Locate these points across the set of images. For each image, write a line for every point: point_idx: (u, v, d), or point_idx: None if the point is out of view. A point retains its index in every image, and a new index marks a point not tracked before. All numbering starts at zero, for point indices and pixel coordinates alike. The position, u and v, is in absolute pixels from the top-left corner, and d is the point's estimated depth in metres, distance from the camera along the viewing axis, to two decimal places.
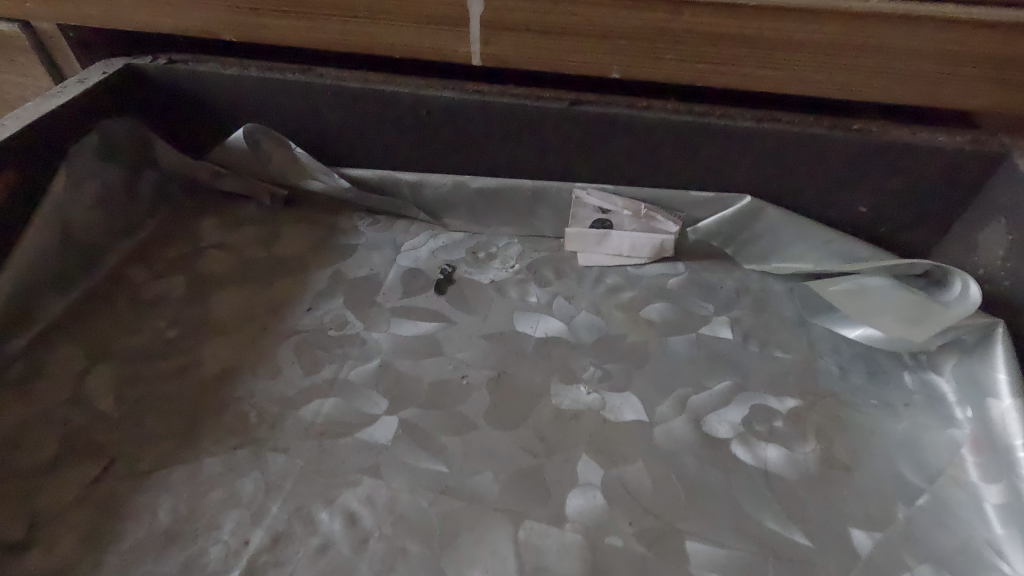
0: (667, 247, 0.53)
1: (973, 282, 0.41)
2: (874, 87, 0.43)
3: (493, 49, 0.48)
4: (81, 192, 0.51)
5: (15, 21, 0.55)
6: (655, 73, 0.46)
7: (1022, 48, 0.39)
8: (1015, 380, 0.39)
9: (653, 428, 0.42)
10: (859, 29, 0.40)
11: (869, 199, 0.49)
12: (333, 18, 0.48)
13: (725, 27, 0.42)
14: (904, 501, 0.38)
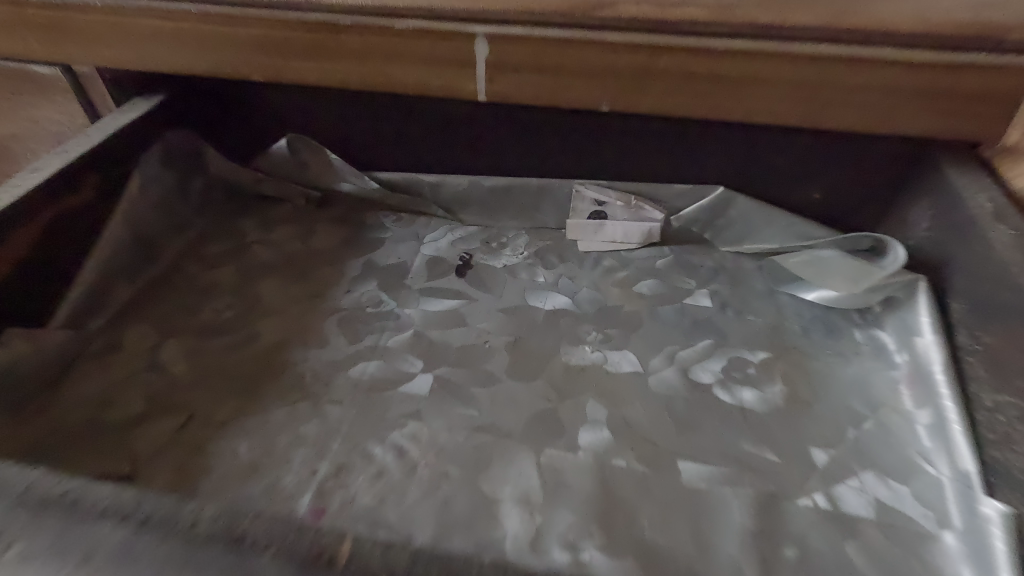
0: (655, 233, 0.62)
1: (900, 246, 0.50)
2: (835, 118, 0.48)
3: (496, 86, 0.54)
4: (147, 193, 0.58)
5: (56, 66, 0.62)
6: (641, 105, 0.51)
7: (963, 82, 0.44)
8: (933, 319, 0.47)
9: (647, 377, 0.51)
10: (816, 69, 0.46)
11: (823, 186, 0.58)
12: (350, 60, 0.54)
13: (698, 68, 0.48)
14: (853, 425, 0.46)
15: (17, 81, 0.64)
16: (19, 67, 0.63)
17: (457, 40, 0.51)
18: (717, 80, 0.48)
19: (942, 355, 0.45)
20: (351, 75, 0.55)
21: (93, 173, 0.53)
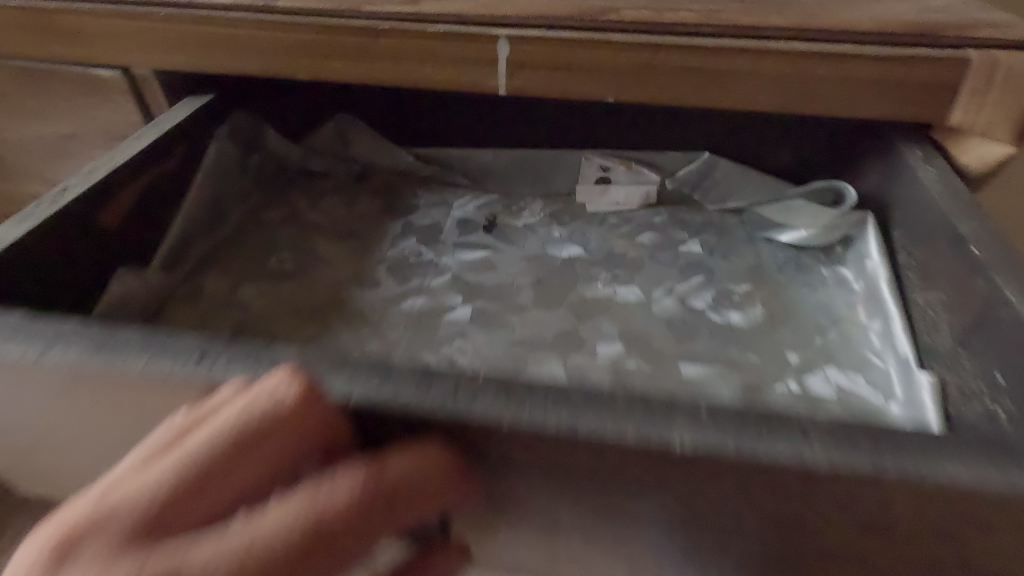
0: (651, 195, 0.72)
1: (851, 187, 0.62)
2: (815, 104, 0.54)
3: (514, 82, 0.59)
4: (217, 166, 0.67)
5: (116, 69, 0.65)
6: (643, 97, 0.57)
7: (922, 76, 0.51)
8: (880, 244, 0.58)
9: (650, 305, 0.61)
10: (796, 62, 0.52)
11: (793, 151, 0.68)
12: (385, 60, 0.59)
13: (694, 62, 0.54)
14: (820, 335, 0.57)
15: (78, 83, 0.67)
16: (81, 70, 0.65)
17: (482, 41, 0.57)
18: (703, 75, 0.54)
19: (887, 273, 0.56)
20: (380, 74, 0.60)
21: (179, 145, 0.62)
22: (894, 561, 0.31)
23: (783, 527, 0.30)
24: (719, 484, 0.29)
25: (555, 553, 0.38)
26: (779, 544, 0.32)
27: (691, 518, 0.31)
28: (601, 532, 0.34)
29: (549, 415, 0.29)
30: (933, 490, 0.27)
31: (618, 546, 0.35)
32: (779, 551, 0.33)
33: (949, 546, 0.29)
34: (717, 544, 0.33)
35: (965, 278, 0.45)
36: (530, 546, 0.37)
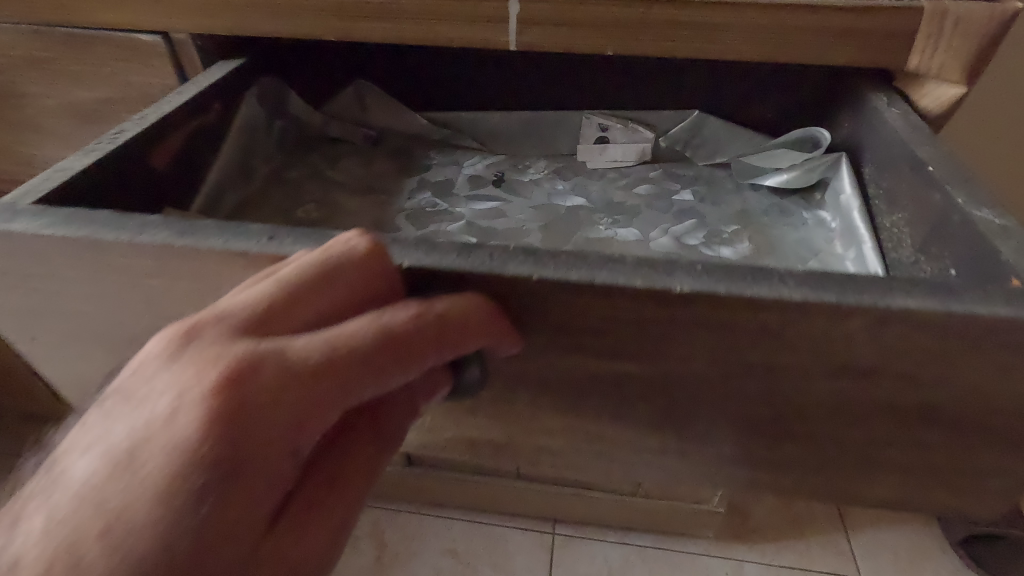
0: (646, 152, 0.79)
1: (824, 131, 0.69)
2: (789, 52, 0.62)
3: (524, 38, 0.66)
4: (248, 126, 0.73)
5: (157, 33, 0.71)
6: (639, 48, 0.64)
7: (880, 23, 0.59)
8: (851, 178, 0.64)
9: (648, 244, 0.67)
10: (773, 14, 0.60)
11: (775, 108, 0.75)
12: (406, 20, 0.66)
13: (683, 15, 0.61)
14: (801, 265, 0.63)
15: (120, 49, 0.72)
16: (125, 36, 0.71)
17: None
18: (688, 27, 0.61)
19: (858, 203, 0.62)
20: (402, 33, 0.67)
21: (217, 103, 0.67)
22: (855, 390, 0.38)
23: (755, 354, 0.37)
24: (708, 316, 0.35)
25: (567, 407, 0.45)
26: (754, 378, 0.39)
27: (684, 353, 0.38)
28: (602, 375, 0.41)
29: (568, 271, 0.35)
30: (882, 311, 0.33)
31: (618, 391, 0.42)
32: (757, 387, 0.39)
33: (897, 370, 0.36)
34: (703, 383, 0.40)
35: (921, 189, 0.52)
36: (547, 399, 0.44)
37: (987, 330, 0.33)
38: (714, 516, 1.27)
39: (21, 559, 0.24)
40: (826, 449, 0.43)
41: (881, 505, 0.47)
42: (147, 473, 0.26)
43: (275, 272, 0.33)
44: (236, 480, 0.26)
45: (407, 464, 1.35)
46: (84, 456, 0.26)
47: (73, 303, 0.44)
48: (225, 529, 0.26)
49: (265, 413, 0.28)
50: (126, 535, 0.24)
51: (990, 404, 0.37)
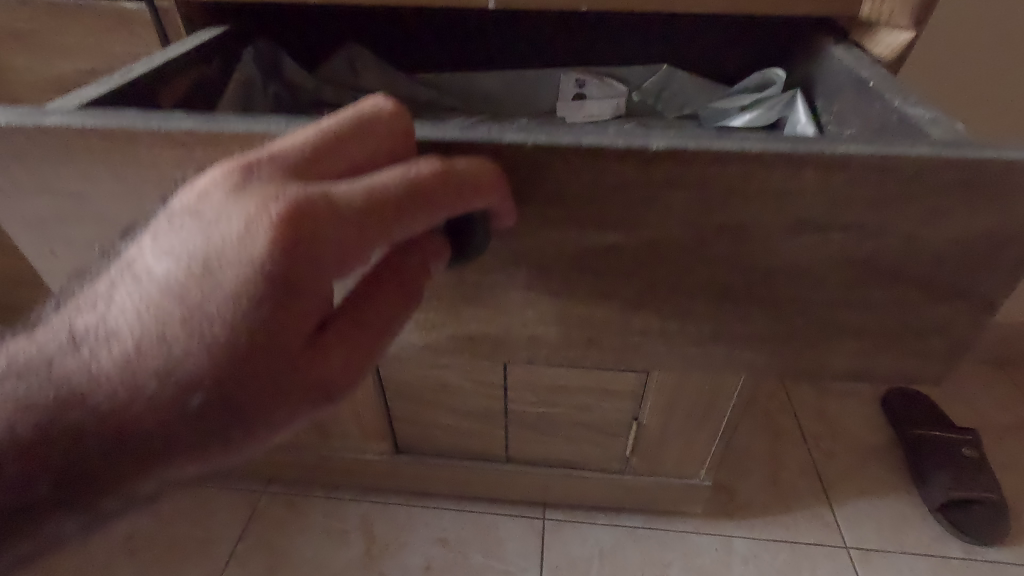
0: (621, 106, 0.85)
1: (778, 70, 0.76)
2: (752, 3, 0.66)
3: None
4: (247, 85, 0.75)
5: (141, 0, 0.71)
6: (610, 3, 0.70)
7: None
8: (806, 108, 0.69)
9: None
10: None
11: (735, 60, 0.83)
12: None
13: None
14: None
15: (107, 19, 0.74)
16: (112, 6, 0.74)
17: None
18: None
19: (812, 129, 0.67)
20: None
21: (212, 60, 0.71)
22: (810, 249, 0.43)
23: (723, 215, 0.42)
24: (684, 175, 0.40)
25: (560, 290, 0.49)
26: (726, 241, 0.44)
27: (663, 219, 0.43)
28: (590, 250, 0.46)
29: (562, 137, 0.40)
30: (831, 157, 0.39)
31: (607, 268, 0.47)
32: (728, 250, 0.44)
33: (846, 222, 0.42)
34: (681, 252, 0.45)
35: (864, 103, 0.58)
36: (541, 281, 0.49)
37: (917, 175, 0.39)
38: (700, 491, 1.31)
39: (137, 322, 0.33)
40: (792, 315, 0.48)
41: (843, 376, 0.53)
42: (221, 277, 0.32)
43: (318, 122, 0.36)
44: (287, 293, 0.32)
45: (398, 453, 1.37)
46: (169, 256, 0.33)
47: (98, 205, 0.48)
48: (280, 329, 0.33)
49: (311, 242, 0.32)
50: (206, 318, 0.32)
51: (928, 253, 0.42)
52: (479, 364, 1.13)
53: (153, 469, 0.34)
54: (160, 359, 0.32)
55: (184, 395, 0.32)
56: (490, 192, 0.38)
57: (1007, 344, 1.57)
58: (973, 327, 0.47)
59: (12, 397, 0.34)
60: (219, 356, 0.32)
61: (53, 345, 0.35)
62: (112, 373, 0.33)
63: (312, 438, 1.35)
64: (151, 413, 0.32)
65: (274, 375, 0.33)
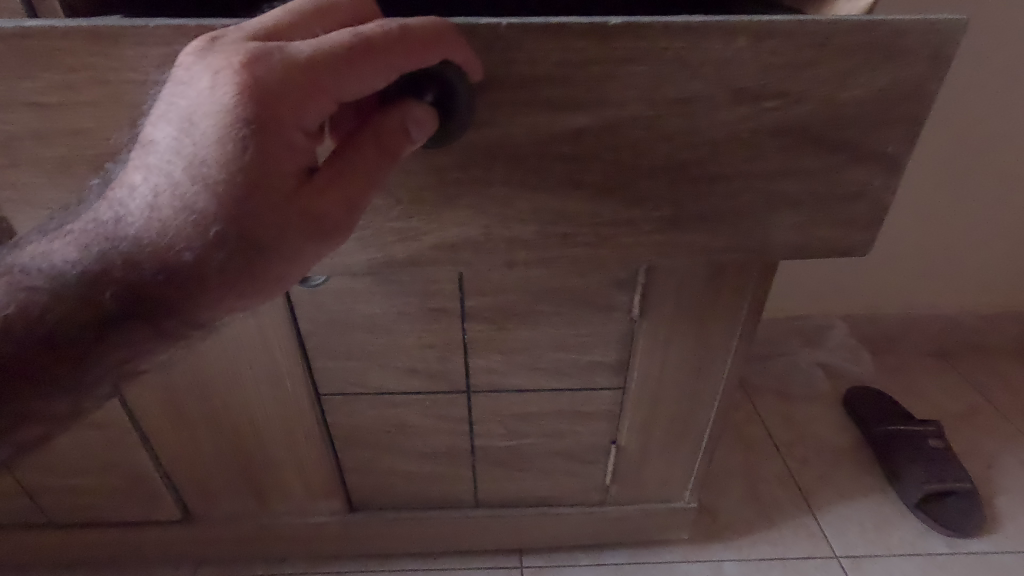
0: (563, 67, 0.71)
1: None
2: None
3: None
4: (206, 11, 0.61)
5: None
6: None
7: None
8: None
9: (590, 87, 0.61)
10: None
11: None
12: None
13: None
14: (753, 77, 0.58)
15: None
16: None
17: None
18: None
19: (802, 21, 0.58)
20: None
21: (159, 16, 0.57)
22: (750, 118, 0.50)
23: (674, 88, 0.48)
24: (639, 49, 0.46)
25: (534, 181, 0.52)
26: (678, 115, 0.49)
27: (621, 95, 0.48)
28: (561, 133, 0.50)
29: (530, 19, 0.46)
30: (758, 25, 0.46)
31: (578, 153, 0.51)
32: (680, 125, 0.50)
33: (776, 90, 0.48)
34: (641, 130, 0.50)
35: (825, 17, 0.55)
36: (516, 172, 0.51)
37: (823, 40, 0.46)
38: (685, 515, 1.26)
39: (155, 174, 0.42)
40: (736, 192, 0.53)
41: (794, 254, 0.57)
42: (203, 126, 0.41)
43: (280, 7, 0.45)
44: (266, 138, 0.41)
45: (352, 512, 1.25)
46: (169, 121, 0.42)
47: (73, 118, 0.47)
48: (267, 168, 0.41)
49: (277, 90, 0.41)
50: (203, 159, 0.41)
51: (844, 117, 0.50)
52: (442, 398, 1.07)
53: (198, 290, 0.44)
54: (175, 197, 0.42)
55: (202, 225, 0.42)
56: (437, 45, 0.44)
57: (948, 332, 1.64)
58: (886, 189, 0.54)
59: (84, 248, 0.44)
60: (219, 188, 0.41)
61: (98, 214, 0.44)
62: (142, 219, 0.42)
63: (252, 505, 1.21)
64: (181, 241, 0.42)
65: (269, 203, 0.42)
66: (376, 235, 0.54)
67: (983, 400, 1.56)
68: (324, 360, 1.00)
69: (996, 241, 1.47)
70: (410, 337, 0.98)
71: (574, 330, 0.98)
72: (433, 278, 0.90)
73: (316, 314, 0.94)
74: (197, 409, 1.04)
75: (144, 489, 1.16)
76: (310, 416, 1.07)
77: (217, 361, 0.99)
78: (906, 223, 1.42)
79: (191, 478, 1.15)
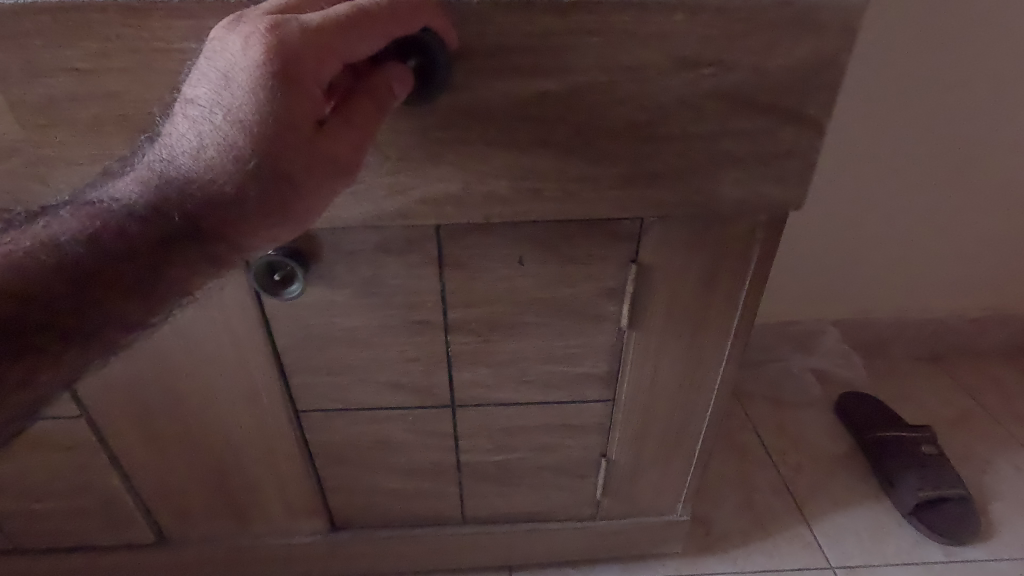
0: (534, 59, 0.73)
1: None
2: None
3: None
4: None
5: None
6: None
7: None
8: None
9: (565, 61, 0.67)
10: None
11: None
12: None
13: None
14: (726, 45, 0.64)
15: None
16: None
17: None
18: None
19: None
20: None
21: None
22: (690, 83, 0.57)
23: (623, 57, 0.55)
24: (591, 21, 0.54)
25: (506, 140, 0.59)
26: (629, 81, 0.57)
27: (578, 61, 0.56)
28: (527, 96, 0.57)
29: None
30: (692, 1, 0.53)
31: (542, 114, 0.58)
32: (631, 89, 0.57)
33: (711, 58, 0.56)
34: (597, 94, 0.57)
35: None
36: (489, 131, 0.58)
37: (749, 13, 0.54)
38: (678, 527, 1.22)
39: (199, 124, 0.48)
40: (685, 150, 0.60)
41: (739, 207, 0.64)
42: (235, 80, 0.46)
43: None
44: (289, 88, 0.46)
45: (334, 530, 1.18)
46: (207, 79, 0.48)
47: (106, 82, 0.55)
48: (290, 115, 0.47)
49: (297, 48, 0.46)
50: (236, 108, 0.46)
51: (772, 82, 0.57)
52: (425, 414, 0.99)
53: (240, 221, 0.50)
54: (216, 141, 0.47)
55: (240, 164, 0.47)
56: (420, 12, 0.51)
57: (938, 338, 1.64)
58: (814, 147, 0.61)
59: (142, 188, 0.50)
60: (252, 132, 0.46)
61: (153, 161, 0.50)
62: (191, 161, 0.48)
63: (229, 526, 1.14)
64: (224, 178, 0.48)
65: (293, 145, 0.47)
66: (367, 189, 0.61)
67: (976, 405, 1.56)
68: (302, 377, 0.92)
69: (987, 245, 1.46)
70: (392, 352, 0.90)
71: (563, 341, 0.92)
72: (416, 290, 0.83)
73: (292, 328, 0.86)
74: (164, 421, 0.95)
75: (113, 513, 1.08)
76: (288, 436, 0.99)
77: (179, 363, 0.88)
78: (900, 234, 1.41)
79: (162, 500, 1.07)
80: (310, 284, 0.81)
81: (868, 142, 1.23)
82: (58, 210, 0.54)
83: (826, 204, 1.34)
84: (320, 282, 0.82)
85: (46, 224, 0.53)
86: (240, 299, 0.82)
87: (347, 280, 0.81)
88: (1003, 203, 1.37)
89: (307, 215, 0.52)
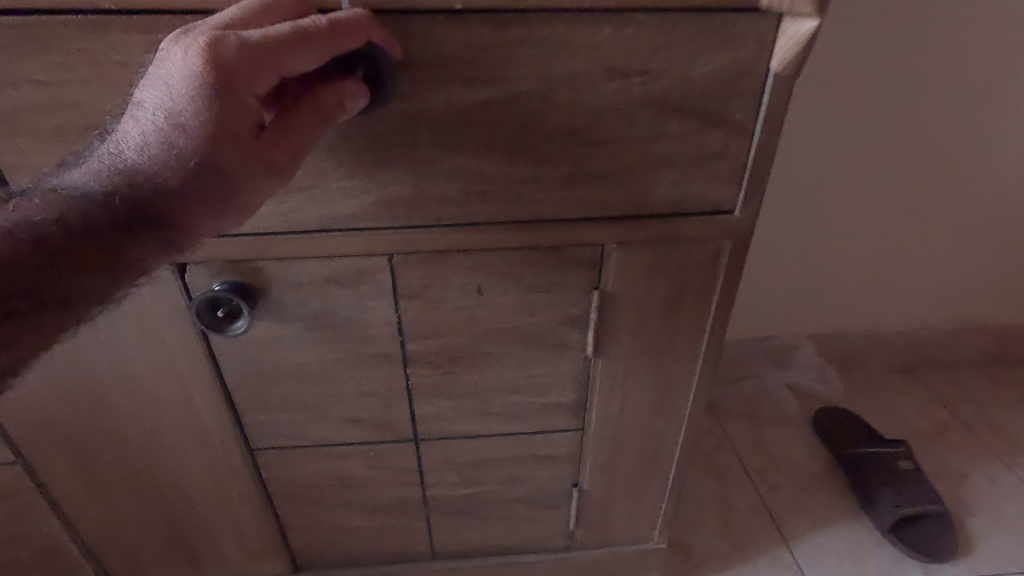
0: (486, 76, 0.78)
1: None
2: None
3: None
4: None
5: None
6: None
7: None
8: None
9: None
10: None
11: None
12: None
13: None
14: None
15: None
16: None
17: None
18: None
19: None
20: None
21: None
22: (622, 91, 0.62)
23: (558, 67, 0.60)
24: (527, 33, 0.58)
25: (454, 145, 0.63)
26: (565, 89, 0.61)
27: (517, 72, 0.60)
28: (471, 104, 0.61)
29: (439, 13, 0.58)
30: (619, 15, 0.58)
31: (486, 121, 0.62)
32: (567, 97, 0.62)
33: (640, 67, 0.61)
34: (536, 101, 0.62)
35: None
36: (437, 137, 0.63)
37: (672, 26, 0.59)
38: (654, 555, 1.19)
39: (142, 126, 0.50)
40: (621, 153, 0.65)
41: (674, 205, 0.70)
42: (175, 87, 0.48)
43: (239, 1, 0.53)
44: (228, 96, 0.49)
45: (298, 571, 1.12)
46: (150, 85, 0.50)
47: (67, 92, 0.57)
48: (229, 119, 0.49)
49: (234, 59, 0.48)
50: (177, 113, 0.48)
51: (698, 89, 0.62)
52: (386, 448, 0.94)
53: (188, 211, 0.52)
54: (159, 140, 0.49)
55: (182, 160, 0.50)
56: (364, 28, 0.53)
57: (910, 350, 1.68)
58: (741, 148, 0.67)
59: (88, 179, 0.51)
60: (193, 134, 0.49)
61: (99, 157, 0.52)
62: (135, 156, 0.50)
63: (183, 571, 1.08)
64: (168, 172, 0.50)
65: (235, 146, 0.51)
66: (324, 194, 0.65)
67: (950, 416, 1.59)
68: (256, 415, 0.88)
69: (950, 256, 1.51)
70: (349, 385, 0.85)
71: (526, 371, 0.86)
72: (370, 322, 0.78)
73: (241, 364, 0.82)
74: (106, 461, 0.90)
75: (56, 562, 1.02)
76: (243, 476, 0.94)
77: (117, 398, 0.83)
78: (860, 253, 1.47)
79: (109, 544, 1.01)
80: (259, 318, 0.77)
81: (834, 155, 1.29)
82: (23, 194, 0.53)
83: (782, 226, 1.40)
84: (269, 316, 0.77)
85: (13, 206, 0.52)
86: (186, 338, 0.78)
87: (297, 312, 0.76)
88: (963, 215, 1.43)
89: (251, 206, 0.55)
